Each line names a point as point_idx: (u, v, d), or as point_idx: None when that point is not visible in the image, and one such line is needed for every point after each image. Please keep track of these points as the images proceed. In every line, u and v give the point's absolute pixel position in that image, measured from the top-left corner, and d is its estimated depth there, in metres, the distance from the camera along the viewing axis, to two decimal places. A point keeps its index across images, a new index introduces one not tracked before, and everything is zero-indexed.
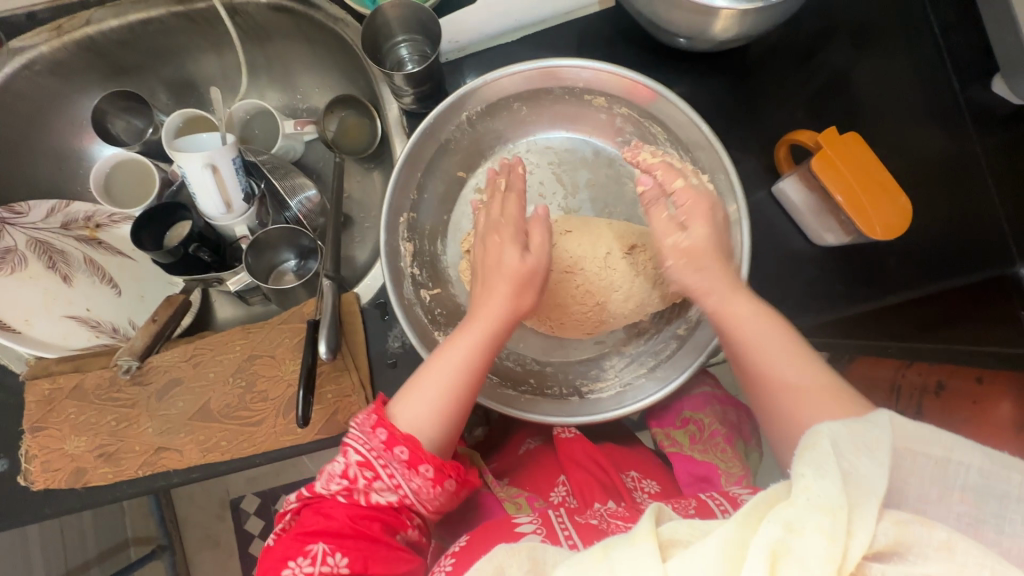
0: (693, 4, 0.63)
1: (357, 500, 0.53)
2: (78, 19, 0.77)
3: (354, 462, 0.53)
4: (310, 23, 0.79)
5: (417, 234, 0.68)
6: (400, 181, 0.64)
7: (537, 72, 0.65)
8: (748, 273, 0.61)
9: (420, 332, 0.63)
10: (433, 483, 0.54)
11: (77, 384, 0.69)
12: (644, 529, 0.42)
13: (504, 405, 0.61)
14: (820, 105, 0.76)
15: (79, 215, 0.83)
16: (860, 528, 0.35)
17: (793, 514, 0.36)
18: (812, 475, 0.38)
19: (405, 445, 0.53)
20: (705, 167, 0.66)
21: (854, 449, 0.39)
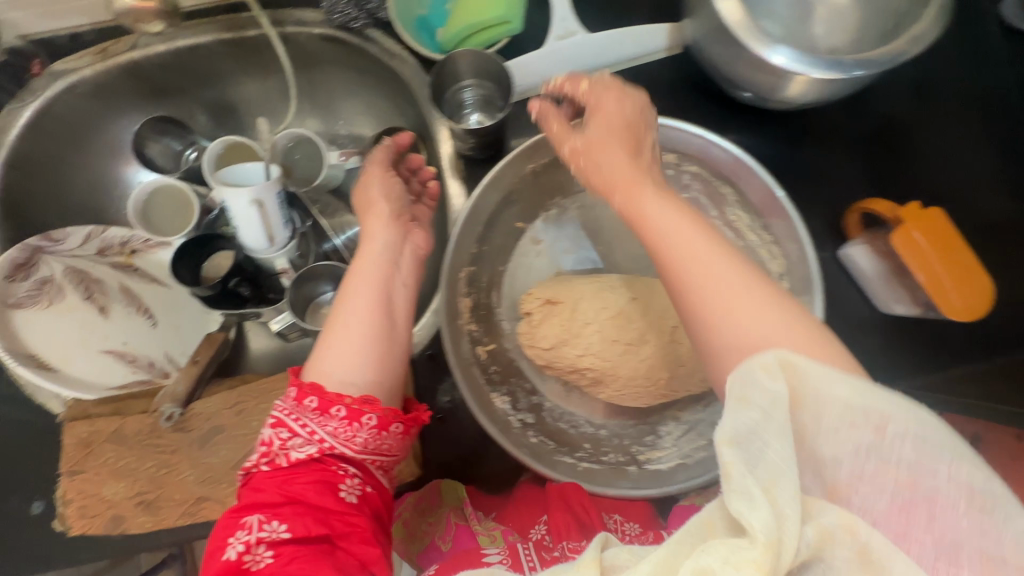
0: (770, 66, 0.60)
1: (279, 463, 0.54)
2: (124, 43, 0.73)
3: (270, 425, 0.55)
4: (362, 55, 0.76)
5: (476, 288, 0.65)
6: (460, 238, 0.62)
7: None
8: None
9: (478, 396, 0.60)
10: (349, 422, 0.54)
11: (117, 429, 0.67)
12: (589, 556, 0.41)
13: (559, 475, 0.60)
14: (887, 164, 0.73)
15: (115, 241, 0.80)
16: (787, 538, 0.32)
17: (732, 550, 0.32)
18: (744, 506, 0.32)
19: (313, 395, 0.54)
20: (777, 232, 0.64)
21: (770, 435, 0.35)
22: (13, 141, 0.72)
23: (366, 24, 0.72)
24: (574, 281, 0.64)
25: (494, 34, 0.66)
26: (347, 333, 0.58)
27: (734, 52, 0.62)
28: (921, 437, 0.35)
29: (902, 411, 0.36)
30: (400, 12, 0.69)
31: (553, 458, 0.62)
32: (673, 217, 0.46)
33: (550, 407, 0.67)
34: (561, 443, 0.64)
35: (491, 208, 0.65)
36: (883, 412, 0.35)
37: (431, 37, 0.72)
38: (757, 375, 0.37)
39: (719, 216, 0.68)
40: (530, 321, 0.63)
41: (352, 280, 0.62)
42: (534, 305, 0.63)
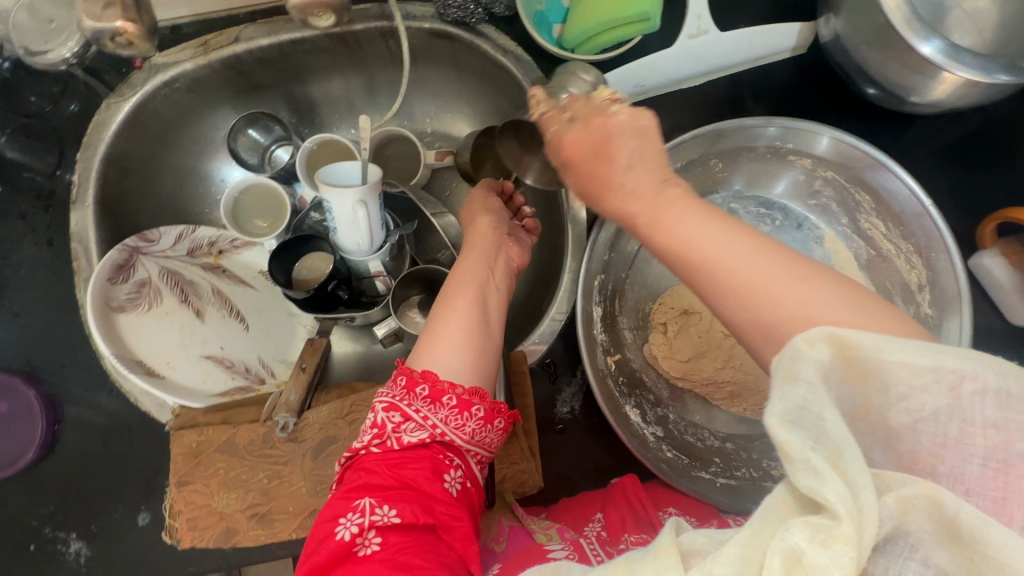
0: (922, 65, 0.58)
1: (389, 447, 0.50)
2: (227, 36, 0.71)
3: (381, 408, 0.52)
4: (470, 51, 0.73)
5: (605, 297, 0.63)
6: (596, 246, 0.60)
7: (739, 131, 0.60)
8: None
9: (614, 410, 0.58)
10: (459, 412, 0.51)
11: (227, 439, 0.64)
12: (664, 540, 0.37)
13: (697, 491, 0.58)
14: (1017, 170, 0.70)
15: (203, 241, 0.76)
16: (869, 509, 0.28)
17: (819, 524, 0.28)
18: (813, 482, 0.28)
19: (425, 382, 0.52)
20: (920, 239, 0.61)
21: (825, 407, 0.30)
22: (111, 137, 0.69)
23: (481, 19, 0.70)
24: None
25: (628, 32, 0.63)
26: (450, 327, 0.56)
27: (882, 51, 0.60)
28: (1005, 392, 0.30)
29: (981, 367, 0.30)
30: (523, 6, 0.66)
31: (690, 473, 0.60)
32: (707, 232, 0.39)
33: (675, 419, 0.65)
34: (693, 457, 0.62)
35: None
36: (955, 369, 0.30)
37: (550, 35, 0.69)
38: (798, 350, 0.31)
39: (850, 224, 0.68)
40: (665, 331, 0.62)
41: (452, 282, 0.61)
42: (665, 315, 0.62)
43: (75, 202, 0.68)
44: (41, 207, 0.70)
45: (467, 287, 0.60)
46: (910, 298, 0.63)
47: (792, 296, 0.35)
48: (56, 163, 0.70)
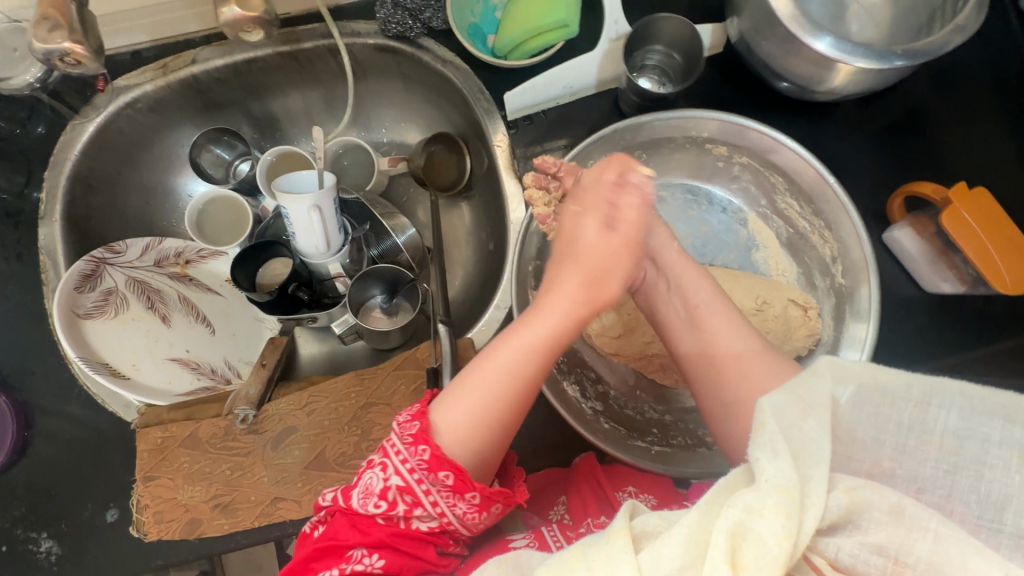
0: (816, 57, 0.63)
1: (398, 523, 0.48)
2: (183, 58, 0.76)
3: (394, 485, 0.48)
4: (414, 63, 0.79)
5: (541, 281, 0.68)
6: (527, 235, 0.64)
7: (662, 122, 0.66)
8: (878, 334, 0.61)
9: (551, 384, 0.62)
10: (478, 509, 0.50)
11: (191, 433, 0.67)
12: (616, 522, 0.39)
13: (637, 458, 0.61)
14: (923, 149, 0.77)
15: (170, 252, 0.81)
16: (811, 497, 0.34)
17: (752, 496, 0.34)
18: (766, 457, 0.35)
19: (449, 471, 0.47)
20: (829, 211, 0.65)
21: (801, 416, 0.37)
22: (77, 156, 0.74)
23: (419, 32, 0.75)
24: None
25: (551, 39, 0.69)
26: (480, 385, 0.50)
27: (781, 46, 0.66)
28: (968, 406, 0.37)
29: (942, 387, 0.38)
30: (455, 19, 0.73)
31: (627, 442, 0.63)
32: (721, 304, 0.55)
33: (615, 395, 0.69)
34: (630, 428, 0.66)
35: None
36: (920, 387, 0.39)
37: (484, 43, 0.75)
38: (806, 375, 0.40)
39: (769, 205, 0.72)
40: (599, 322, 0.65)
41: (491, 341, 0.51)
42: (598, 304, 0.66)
43: (44, 218, 0.73)
44: (9, 224, 0.74)
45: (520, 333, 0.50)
46: (826, 270, 0.68)
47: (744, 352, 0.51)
48: (24, 182, 0.75)
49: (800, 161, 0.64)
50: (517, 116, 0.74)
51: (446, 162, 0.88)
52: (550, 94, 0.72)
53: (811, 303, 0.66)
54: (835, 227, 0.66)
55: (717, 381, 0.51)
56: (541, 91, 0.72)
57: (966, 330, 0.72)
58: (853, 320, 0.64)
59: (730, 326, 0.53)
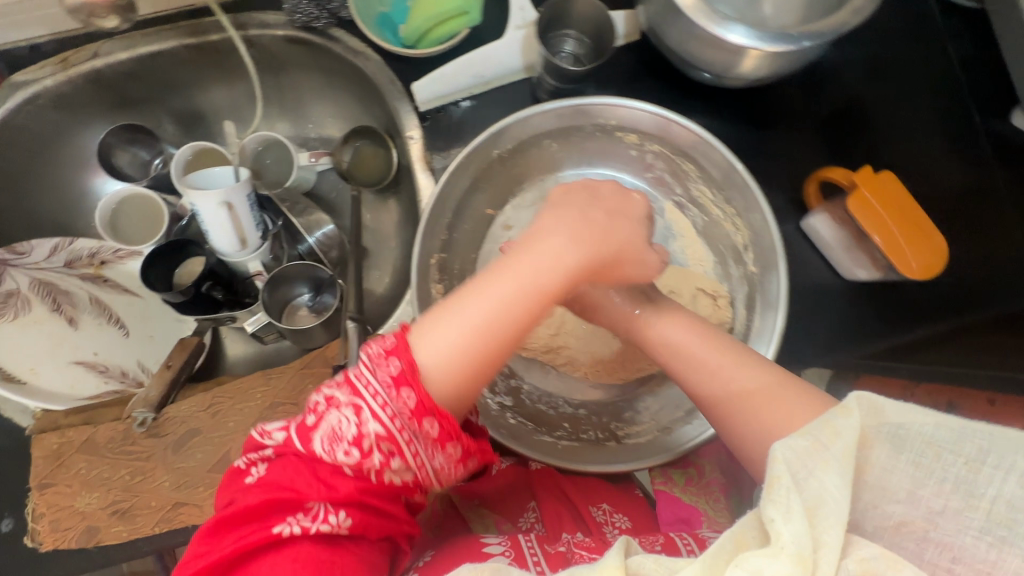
0: (721, 42, 0.62)
1: (366, 473, 0.44)
2: (85, 52, 0.74)
3: (372, 433, 0.43)
4: (328, 55, 0.77)
5: (448, 275, 0.66)
6: (428, 227, 0.62)
7: (569, 110, 0.64)
8: (786, 320, 0.59)
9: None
10: (457, 462, 0.47)
11: (88, 437, 0.65)
12: (611, 561, 0.40)
13: (541, 453, 0.59)
14: (844, 136, 0.76)
15: (83, 252, 0.79)
16: (824, 564, 0.33)
17: (763, 560, 0.33)
18: (780, 520, 0.33)
19: (435, 422, 0.44)
20: (740, 199, 0.64)
21: (820, 467, 0.35)
22: None
23: (329, 23, 0.74)
24: None
25: (455, 26, 0.69)
26: (469, 316, 0.47)
27: (685, 32, 0.64)
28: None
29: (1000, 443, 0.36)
30: (361, 9, 0.71)
31: (534, 438, 0.62)
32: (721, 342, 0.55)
33: (528, 390, 0.68)
34: (539, 423, 0.65)
35: (460, 195, 0.66)
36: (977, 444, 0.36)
37: (394, 33, 0.74)
38: (832, 415, 0.38)
39: (684, 193, 0.72)
40: None
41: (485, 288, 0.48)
42: None
43: None
44: None
45: (511, 275, 0.49)
46: (739, 258, 0.68)
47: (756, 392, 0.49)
48: None
49: (710, 148, 0.63)
50: (429, 107, 0.72)
51: (376, 157, 0.86)
52: (460, 84, 0.71)
53: (720, 290, 0.68)
54: (747, 216, 0.64)
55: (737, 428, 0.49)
56: (450, 81, 0.70)
57: (880, 316, 0.72)
58: (765, 308, 0.63)
59: (739, 363, 0.52)
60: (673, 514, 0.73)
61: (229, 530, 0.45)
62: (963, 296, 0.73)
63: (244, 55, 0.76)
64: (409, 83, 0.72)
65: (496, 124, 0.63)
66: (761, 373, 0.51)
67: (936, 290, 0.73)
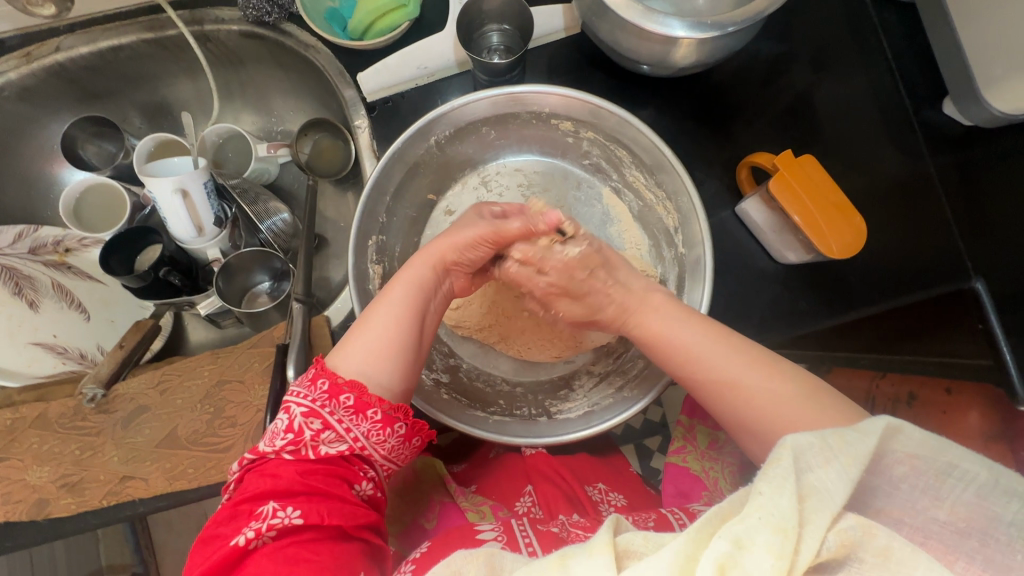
0: (650, 33, 0.64)
1: (304, 455, 0.48)
2: (47, 46, 0.77)
3: (298, 414, 0.48)
4: (282, 49, 0.80)
5: (386, 257, 0.71)
6: (367, 209, 0.65)
7: (504, 98, 0.67)
8: (710, 296, 0.62)
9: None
10: (384, 426, 0.51)
11: (40, 414, 0.68)
12: (601, 540, 0.39)
13: (470, 426, 0.61)
14: (783, 126, 0.78)
15: (48, 240, 0.81)
16: (809, 541, 0.33)
17: (742, 529, 0.34)
18: (768, 493, 0.34)
19: (350, 391, 0.50)
20: (670, 185, 0.67)
21: (820, 462, 0.35)
22: None
23: (280, 18, 0.76)
24: None
25: (395, 19, 0.73)
26: (367, 324, 0.55)
27: (615, 24, 0.66)
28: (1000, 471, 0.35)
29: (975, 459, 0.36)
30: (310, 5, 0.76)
31: (465, 412, 0.64)
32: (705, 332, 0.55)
33: (467, 367, 0.71)
34: (474, 399, 0.67)
35: (399, 179, 0.69)
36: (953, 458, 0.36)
37: (342, 28, 0.78)
38: (848, 431, 0.36)
39: (620, 178, 0.75)
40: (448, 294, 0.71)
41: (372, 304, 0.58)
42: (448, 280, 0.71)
43: None
44: None
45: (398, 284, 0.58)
46: (671, 240, 0.71)
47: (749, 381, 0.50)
48: None
49: (639, 134, 0.65)
50: (376, 98, 0.75)
51: (335, 149, 0.87)
52: (404, 76, 0.74)
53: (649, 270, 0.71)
54: (676, 201, 0.67)
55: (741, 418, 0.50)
56: (394, 72, 0.74)
57: (815, 299, 0.74)
58: (692, 285, 0.65)
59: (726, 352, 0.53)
60: (675, 488, 0.75)
61: (197, 554, 0.46)
62: (897, 280, 0.75)
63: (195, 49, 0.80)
64: (356, 74, 0.75)
65: (432, 111, 0.66)
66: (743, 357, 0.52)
67: (869, 274, 0.75)
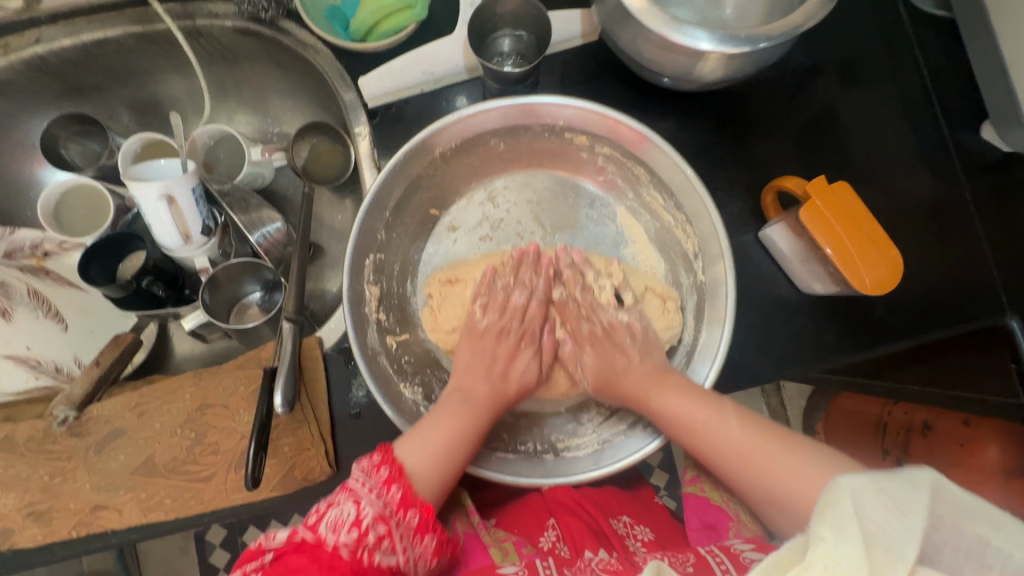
0: (678, 47, 0.59)
1: (360, 558, 0.44)
2: (27, 37, 0.72)
3: (370, 512, 0.46)
4: (279, 48, 0.75)
5: (385, 276, 0.66)
6: (365, 221, 0.61)
7: (515, 108, 0.62)
8: (731, 327, 0.58)
9: (385, 387, 0.59)
10: (432, 555, 0.49)
11: (8, 435, 0.63)
12: None
13: (472, 465, 0.57)
14: (810, 146, 0.74)
15: (26, 243, 0.75)
16: None
17: None
18: (831, 540, 0.34)
19: (418, 510, 0.48)
20: (692, 209, 0.62)
21: (877, 510, 0.35)
22: None
23: (278, 15, 0.71)
24: (479, 258, 0.69)
25: (401, 20, 0.68)
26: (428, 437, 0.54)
27: (638, 34, 0.61)
28: None
29: None
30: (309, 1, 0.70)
31: None
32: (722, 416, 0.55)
33: None
34: None
35: (400, 191, 0.64)
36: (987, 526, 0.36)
37: (344, 27, 0.74)
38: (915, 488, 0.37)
39: (637, 198, 0.70)
40: (442, 310, 0.67)
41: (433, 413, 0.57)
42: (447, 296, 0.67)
43: None
44: None
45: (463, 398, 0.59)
46: (690, 265, 0.66)
47: (756, 456, 0.52)
48: None
49: (664, 153, 0.61)
50: (378, 103, 0.70)
51: (333, 154, 0.82)
52: (409, 81, 0.69)
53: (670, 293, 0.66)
54: (699, 226, 0.62)
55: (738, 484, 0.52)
56: (398, 77, 0.69)
57: (841, 333, 0.69)
58: (712, 310, 0.61)
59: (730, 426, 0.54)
60: (701, 520, 0.66)
61: None
62: (930, 312, 0.71)
63: (186, 46, 0.74)
64: (358, 77, 0.70)
65: (436, 120, 0.61)
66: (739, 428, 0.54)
67: (897, 307, 0.70)
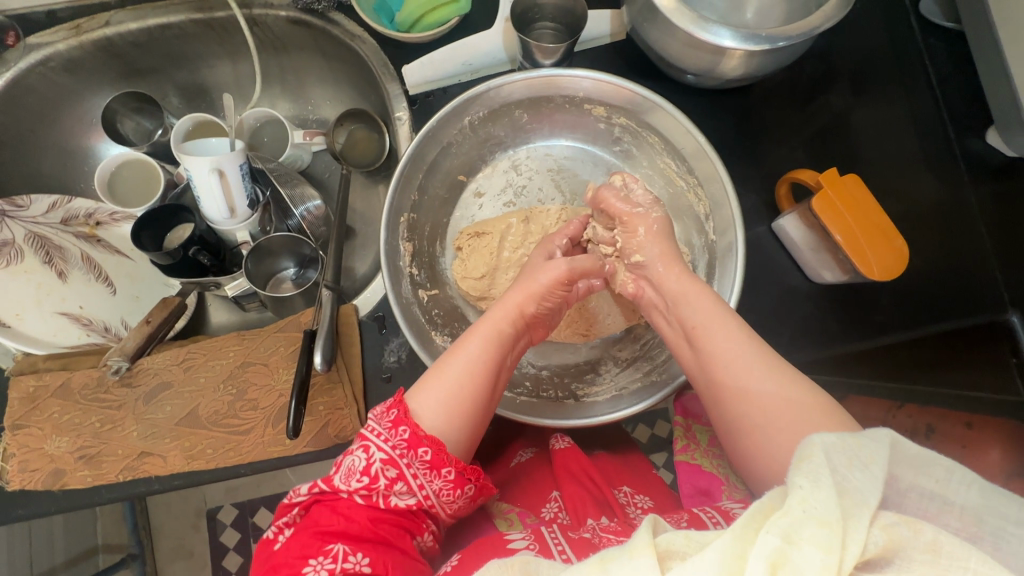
0: (702, 44, 0.64)
1: (376, 501, 0.48)
2: (97, 20, 0.78)
3: (377, 459, 0.48)
4: (327, 37, 0.80)
5: (417, 235, 0.70)
6: (401, 183, 0.65)
7: (539, 81, 0.67)
8: (742, 278, 0.61)
9: (418, 332, 0.63)
10: (453, 487, 0.51)
11: (63, 383, 0.68)
12: (641, 540, 0.38)
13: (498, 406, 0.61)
14: (822, 146, 0.78)
15: (80, 212, 0.81)
16: (853, 533, 0.32)
17: (788, 523, 0.33)
18: (807, 486, 0.34)
19: (429, 446, 0.50)
20: (710, 189, 0.66)
21: (846, 462, 0.35)
22: None
23: (329, 7, 0.77)
24: (499, 217, 0.74)
25: (444, 14, 0.74)
26: (440, 380, 0.54)
27: (665, 31, 0.66)
28: None
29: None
30: None
31: None
32: (732, 335, 0.53)
33: None
34: None
35: (432, 156, 0.69)
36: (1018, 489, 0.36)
37: (390, 20, 0.79)
38: (863, 433, 0.38)
39: (650, 166, 0.75)
40: (470, 261, 0.71)
41: (448, 352, 0.57)
42: (474, 249, 0.71)
43: None
44: None
45: (477, 336, 0.57)
46: (704, 251, 0.70)
47: (747, 378, 0.50)
48: None
49: (675, 123, 0.65)
50: (418, 91, 0.75)
51: (369, 141, 0.87)
52: (448, 71, 0.74)
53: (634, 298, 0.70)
54: (717, 213, 0.66)
55: (728, 408, 0.51)
56: (438, 66, 0.74)
57: (847, 318, 0.73)
58: (724, 269, 0.65)
59: (737, 342, 0.52)
60: (693, 485, 0.68)
61: None
62: (937, 289, 0.74)
63: (243, 32, 0.80)
64: (401, 67, 0.75)
65: (469, 91, 0.66)
66: (735, 337, 0.52)
67: (903, 290, 0.74)
